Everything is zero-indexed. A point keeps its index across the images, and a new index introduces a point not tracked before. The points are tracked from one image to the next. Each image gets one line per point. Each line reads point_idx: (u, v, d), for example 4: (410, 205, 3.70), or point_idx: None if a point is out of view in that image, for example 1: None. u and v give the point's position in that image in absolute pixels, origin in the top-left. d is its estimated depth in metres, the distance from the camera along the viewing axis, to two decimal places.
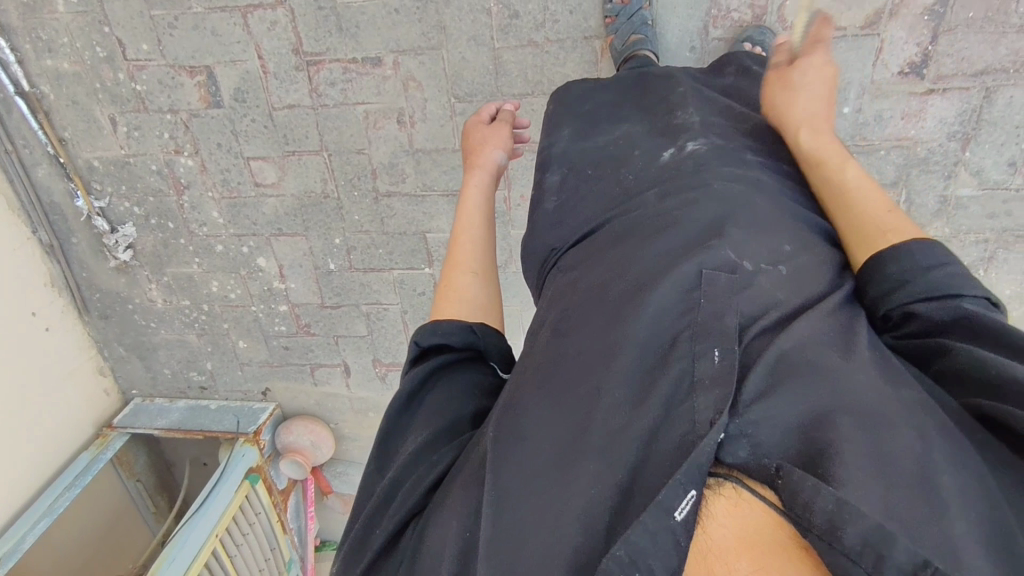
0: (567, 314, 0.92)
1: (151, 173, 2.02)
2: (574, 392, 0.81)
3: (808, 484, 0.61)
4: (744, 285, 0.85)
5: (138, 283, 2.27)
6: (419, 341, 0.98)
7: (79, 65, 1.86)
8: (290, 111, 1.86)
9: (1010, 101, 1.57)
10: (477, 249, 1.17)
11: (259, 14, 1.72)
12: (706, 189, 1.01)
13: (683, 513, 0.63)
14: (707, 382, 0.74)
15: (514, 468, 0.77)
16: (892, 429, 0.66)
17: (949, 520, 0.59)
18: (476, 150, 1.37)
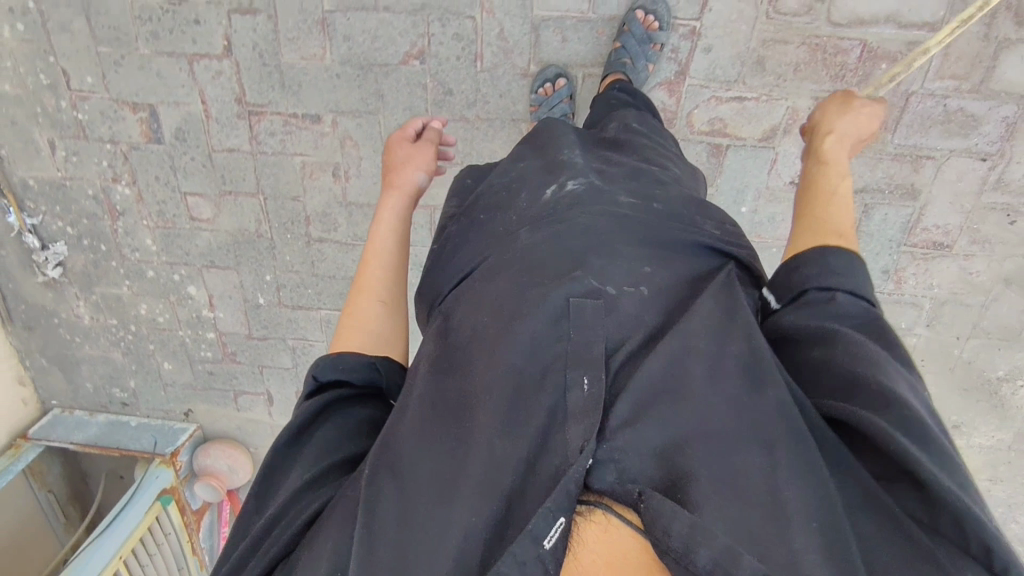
0: (454, 348, 0.96)
1: (86, 197, 2.06)
2: (457, 427, 0.86)
3: (668, 510, 0.71)
4: (613, 309, 0.91)
5: (65, 298, 2.28)
6: (317, 375, 0.99)
7: (21, 89, 1.89)
8: (229, 154, 1.92)
9: (884, 217, 1.76)
10: (386, 282, 1.17)
11: (205, 63, 1.79)
12: (574, 223, 1.01)
13: (551, 540, 0.71)
14: (576, 415, 0.82)
15: (401, 491, 0.81)
16: (744, 455, 0.76)
17: (788, 542, 0.69)
18: (397, 168, 1.38)
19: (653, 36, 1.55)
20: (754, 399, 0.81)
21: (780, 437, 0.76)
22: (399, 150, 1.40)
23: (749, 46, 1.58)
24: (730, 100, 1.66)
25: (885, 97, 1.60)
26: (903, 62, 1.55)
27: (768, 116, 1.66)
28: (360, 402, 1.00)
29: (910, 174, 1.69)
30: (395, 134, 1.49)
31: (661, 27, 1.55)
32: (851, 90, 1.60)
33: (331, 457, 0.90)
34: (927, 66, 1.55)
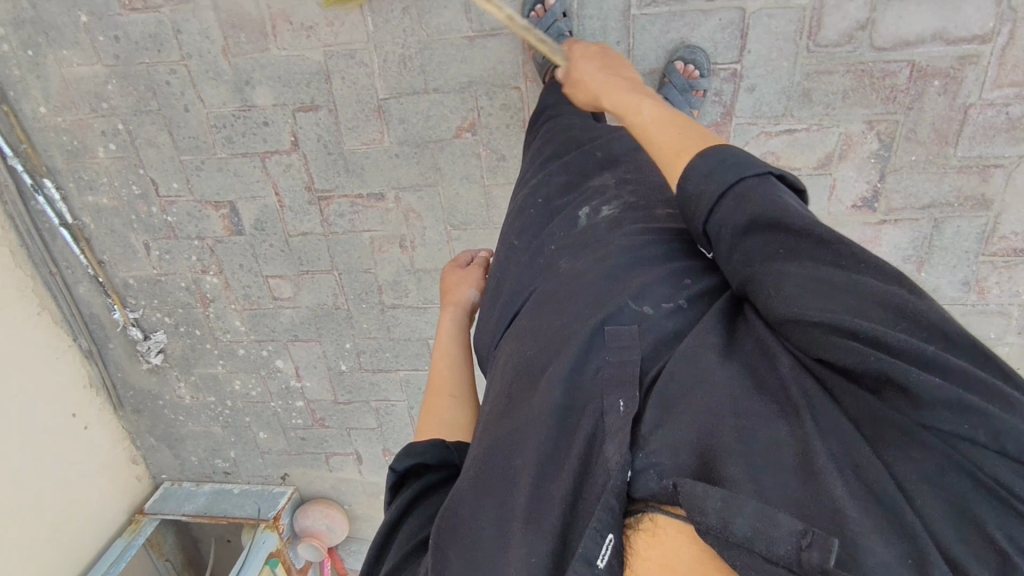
0: (497, 397, 0.90)
1: (180, 289, 2.23)
2: (505, 471, 0.79)
3: (699, 489, 0.63)
4: (649, 328, 0.83)
5: (168, 381, 2.47)
6: (394, 466, 0.93)
7: (117, 201, 2.08)
8: (303, 238, 2.06)
9: (957, 230, 1.71)
10: (455, 379, 1.15)
11: (276, 158, 1.92)
12: (612, 246, 0.98)
13: (604, 559, 0.63)
14: (612, 433, 0.73)
15: (462, 548, 0.75)
16: (766, 420, 0.66)
17: (826, 487, 0.59)
18: (450, 289, 1.36)
19: (695, 84, 1.56)
20: (767, 364, 0.72)
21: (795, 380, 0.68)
22: (450, 272, 1.38)
23: (794, 81, 1.59)
24: (780, 134, 1.66)
25: (943, 113, 1.57)
26: (958, 75, 1.52)
27: (821, 144, 1.66)
28: (442, 489, 0.92)
29: (979, 184, 1.64)
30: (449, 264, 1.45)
31: (702, 74, 1.56)
32: (903, 109, 1.58)
33: (418, 540, 0.84)
34: (985, 77, 1.52)
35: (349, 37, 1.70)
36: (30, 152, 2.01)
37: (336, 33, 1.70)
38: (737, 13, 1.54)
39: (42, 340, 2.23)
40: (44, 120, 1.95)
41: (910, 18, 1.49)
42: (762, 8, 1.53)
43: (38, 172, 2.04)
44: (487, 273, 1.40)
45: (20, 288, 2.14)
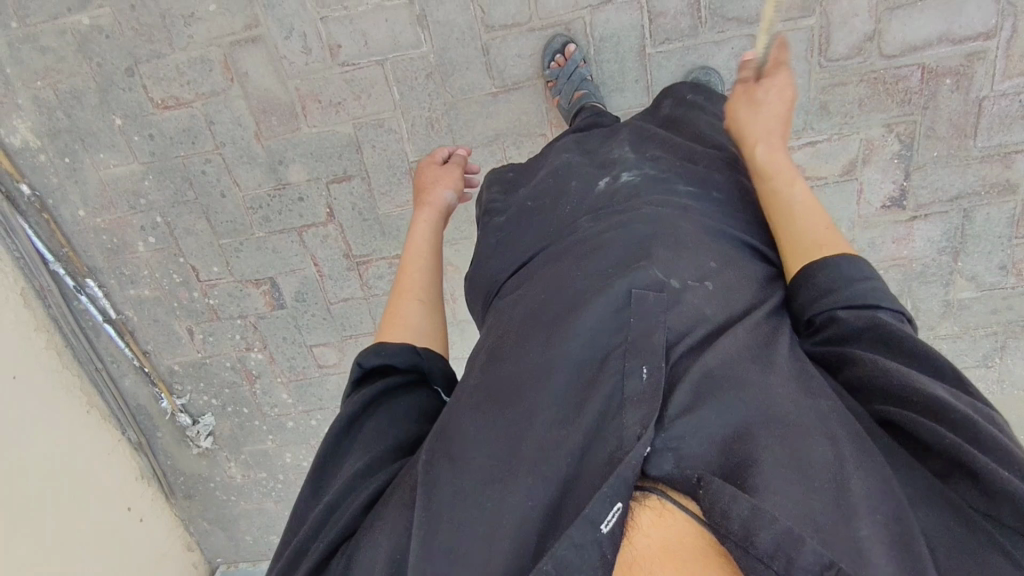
0: (501, 343, 0.94)
1: (226, 369, 2.25)
2: (513, 412, 0.83)
3: (727, 492, 0.66)
4: (676, 302, 0.88)
5: (219, 463, 2.47)
6: (362, 363, 0.99)
7: (159, 291, 2.12)
8: (344, 304, 2.08)
9: (988, 217, 1.75)
10: (424, 279, 1.19)
11: (313, 231, 1.96)
12: (636, 211, 1.04)
13: (609, 524, 0.66)
14: (633, 401, 0.77)
15: (452, 471, 0.79)
16: (807, 441, 0.71)
17: (853, 525, 0.63)
18: (427, 189, 1.41)
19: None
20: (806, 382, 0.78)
21: (833, 414, 0.76)
22: (427, 173, 1.43)
23: (810, 96, 1.65)
24: (803, 146, 1.72)
25: (958, 109, 1.63)
26: (967, 72, 1.59)
27: (844, 151, 1.71)
28: (406, 392, 0.99)
29: (1003, 171, 1.69)
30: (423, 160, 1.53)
31: (711, 92, 1.60)
32: (920, 109, 1.64)
33: (382, 444, 0.91)
34: (994, 70, 1.58)
35: (376, 108, 1.76)
36: (72, 256, 2.07)
37: (363, 106, 1.76)
38: (748, 39, 1.60)
39: (93, 437, 2.24)
40: (83, 222, 2.01)
41: (914, 25, 1.55)
42: None
43: (79, 273, 2.10)
44: (465, 173, 1.47)
45: (68, 388, 2.16)
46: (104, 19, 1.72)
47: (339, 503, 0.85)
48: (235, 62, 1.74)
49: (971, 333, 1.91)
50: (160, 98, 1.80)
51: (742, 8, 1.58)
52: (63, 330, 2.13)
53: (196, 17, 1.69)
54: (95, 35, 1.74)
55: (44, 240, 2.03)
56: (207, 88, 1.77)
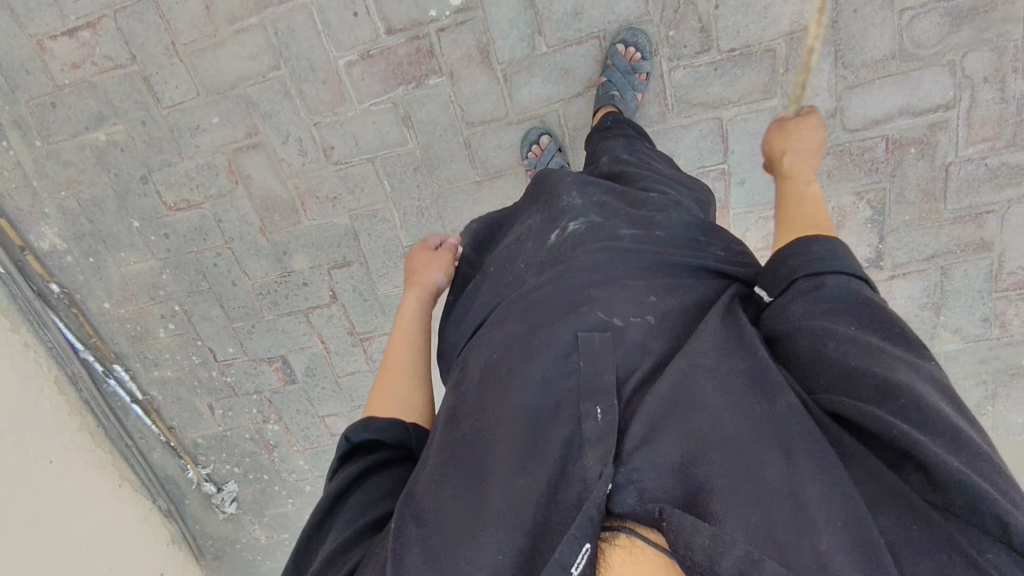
0: (464, 397, 0.95)
1: (246, 439, 2.38)
2: (475, 468, 0.83)
3: (688, 524, 0.66)
4: (621, 340, 0.90)
5: (243, 525, 2.58)
6: (349, 436, 0.99)
7: (180, 371, 2.26)
8: (351, 376, 2.19)
9: (965, 274, 1.79)
10: (411, 359, 1.19)
11: (318, 312, 2.08)
12: (575, 261, 1.04)
13: (579, 567, 0.67)
14: (591, 444, 0.78)
15: (422, 533, 0.79)
16: (757, 463, 0.72)
17: (815, 539, 0.66)
18: (418, 270, 1.39)
19: (638, 66, 1.57)
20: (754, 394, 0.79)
21: (789, 420, 0.76)
22: (419, 254, 1.41)
23: None
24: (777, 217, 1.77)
25: (926, 175, 1.68)
26: (931, 140, 1.64)
27: None
28: (386, 467, 0.98)
29: (976, 231, 1.73)
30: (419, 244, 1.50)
31: (644, 56, 1.57)
32: (887, 177, 1.69)
33: (363, 520, 0.89)
34: (956, 139, 1.63)
35: (370, 200, 1.88)
36: (100, 344, 2.23)
37: (358, 199, 1.88)
38: (715, 122, 1.67)
39: (126, 510, 2.37)
40: (109, 313, 2.16)
41: (875, 100, 1.61)
42: (737, 114, 1.66)
43: (107, 359, 2.26)
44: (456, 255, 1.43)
45: (101, 465, 2.29)
46: (118, 134, 1.86)
47: None
48: (239, 167, 1.87)
49: (960, 382, 1.94)
50: (172, 201, 1.94)
51: (707, 94, 1.64)
52: (94, 411, 2.28)
53: (202, 129, 1.82)
54: (111, 149, 1.88)
55: (74, 331, 2.19)
56: (215, 191, 1.91)
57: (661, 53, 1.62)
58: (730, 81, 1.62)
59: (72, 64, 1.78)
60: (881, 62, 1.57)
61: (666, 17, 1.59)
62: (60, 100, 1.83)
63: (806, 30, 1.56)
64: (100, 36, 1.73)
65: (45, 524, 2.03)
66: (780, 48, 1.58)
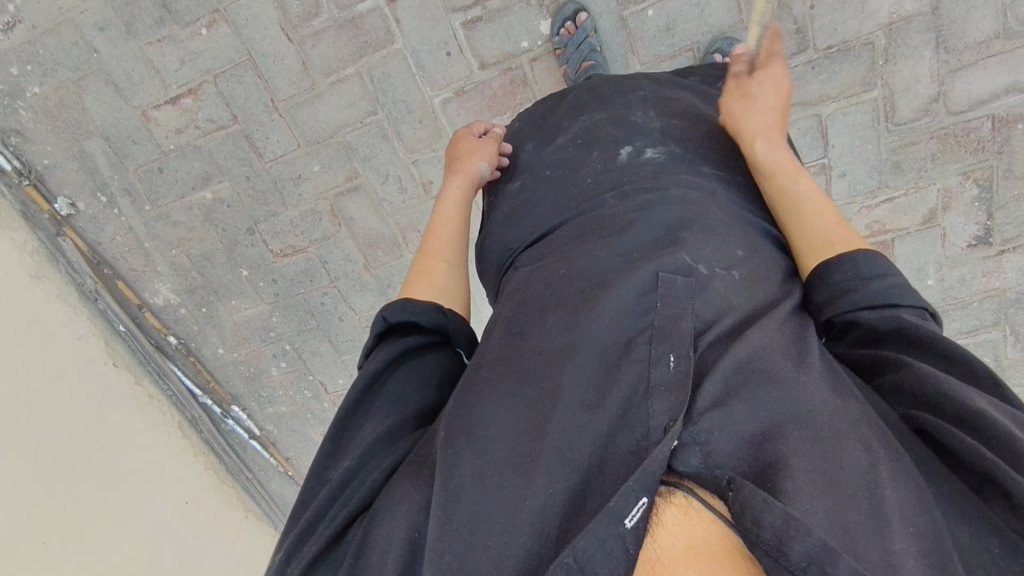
0: (523, 310, 0.91)
1: None
2: (536, 378, 0.81)
3: (759, 498, 0.61)
4: (704, 287, 0.84)
5: None
6: (387, 317, 0.96)
7: (293, 406, 2.35)
8: None
9: None
10: (452, 244, 1.14)
11: None
12: (663, 191, 0.99)
13: (633, 519, 0.62)
14: (661, 389, 0.72)
15: (473, 449, 0.77)
16: (834, 445, 0.66)
17: (889, 536, 0.59)
18: (463, 155, 1.25)
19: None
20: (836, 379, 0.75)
21: (863, 421, 0.70)
22: (465, 139, 1.27)
23: (882, 158, 1.70)
24: (880, 204, 1.77)
25: None
26: None
27: (922, 202, 1.75)
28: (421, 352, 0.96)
29: None
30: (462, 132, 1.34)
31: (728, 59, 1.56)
32: (995, 155, 1.67)
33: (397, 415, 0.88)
34: None
35: None
36: (217, 389, 2.34)
37: None
38: (814, 119, 1.67)
39: (251, 549, 2.42)
40: (223, 358, 2.26)
41: (980, 82, 1.59)
42: (836, 109, 1.66)
43: (224, 402, 2.37)
44: (501, 146, 1.28)
45: (228, 500, 2.38)
46: (224, 191, 1.93)
47: (356, 468, 0.83)
48: (341, 210, 1.93)
49: None
50: (279, 249, 2.02)
51: (805, 93, 1.65)
52: (217, 451, 2.37)
53: (304, 178, 1.88)
54: (218, 206, 1.95)
55: (192, 377, 2.29)
56: (319, 236, 1.97)
57: None
58: (828, 77, 1.62)
59: (176, 130, 1.83)
60: (985, 43, 1.55)
61: None
62: (166, 165, 1.89)
63: (905, 19, 1.55)
64: (202, 101, 1.79)
65: (173, 558, 2.08)
66: (879, 40, 1.57)
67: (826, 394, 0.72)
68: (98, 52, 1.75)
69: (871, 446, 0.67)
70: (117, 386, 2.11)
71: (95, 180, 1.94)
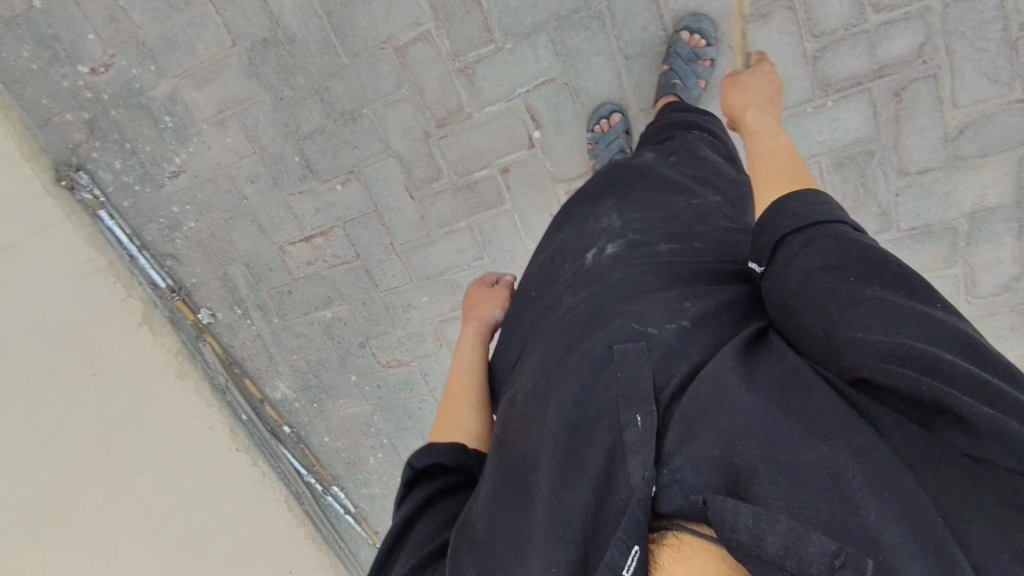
0: (515, 409, 0.98)
1: None
2: (529, 471, 0.87)
3: (732, 507, 0.65)
4: (655, 347, 0.88)
5: None
6: (412, 463, 1.01)
7: (386, 487, 2.59)
8: None
9: None
10: (474, 389, 1.20)
11: None
12: (607, 280, 1.04)
13: (631, 570, 0.66)
14: (632, 448, 0.78)
15: (481, 553, 0.82)
16: (796, 447, 0.68)
17: (860, 514, 0.61)
18: (477, 304, 1.43)
19: (703, 54, 1.54)
20: (796, 388, 0.75)
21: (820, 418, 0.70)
22: (477, 290, 1.45)
23: None
24: None
25: None
26: None
27: None
28: (452, 491, 1.00)
29: None
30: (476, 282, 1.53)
31: (709, 43, 1.55)
32: None
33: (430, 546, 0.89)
34: None
35: None
36: (321, 469, 2.61)
37: None
38: None
39: None
40: (328, 444, 2.54)
41: None
42: None
43: (326, 480, 2.63)
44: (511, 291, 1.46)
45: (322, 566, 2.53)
46: (343, 312, 2.17)
47: None
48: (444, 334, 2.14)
49: None
50: (385, 360, 2.25)
51: None
52: (314, 521, 2.57)
53: (414, 306, 2.10)
54: (337, 323, 2.20)
55: (300, 459, 2.57)
56: (422, 352, 2.19)
57: None
58: (910, 254, 1.73)
59: (307, 263, 2.09)
60: None
61: (845, 206, 1.69)
62: (296, 289, 2.16)
63: (989, 210, 1.63)
64: (332, 241, 2.03)
65: None
66: (961, 226, 1.66)
67: (761, 400, 0.75)
68: (248, 199, 2.01)
69: (829, 437, 0.68)
70: (235, 467, 2.31)
71: (234, 296, 2.22)
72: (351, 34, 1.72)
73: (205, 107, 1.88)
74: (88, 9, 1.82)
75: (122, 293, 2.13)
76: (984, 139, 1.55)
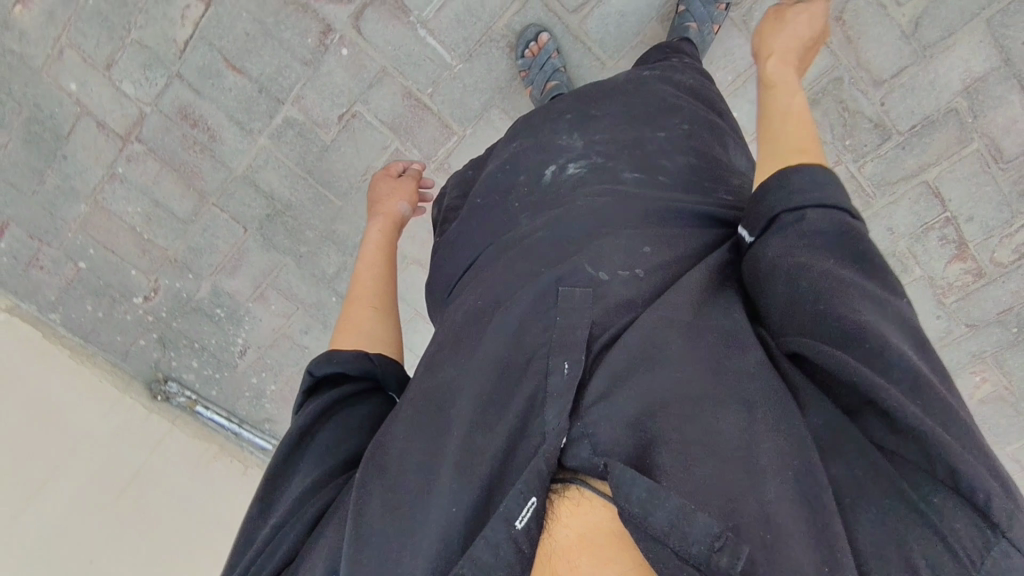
0: (441, 350, 0.96)
1: None
2: (447, 410, 0.84)
3: (629, 479, 0.66)
4: (602, 295, 0.87)
5: None
6: (312, 371, 1.00)
7: None
8: None
9: None
10: (374, 292, 1.20)
11: None
12: (569, 207, 1.03)
13: (523, 520, 0.67)
14: (554, 397, 0.77)
15: (385, 485, 0.80)
16: (713, 413, 0.72)
17: (761, 492, 0.66)
18: (380, 202, 1.46)
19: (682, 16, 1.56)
20: (739, 343, 0.79)
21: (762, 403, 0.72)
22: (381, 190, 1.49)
23: (1006, 196, 1.71)
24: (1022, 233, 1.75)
25: None
26: None
27: None
28: (356, 398, 1.00)
29: None
30: (378, 176, 1.58)
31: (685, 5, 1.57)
32: None
33: (325, 464, 0.91)
34: None
35: None
36: None
37: None
38: (923, 186, 1.73)
39: None
40: None
41: None
42: (941, 171, 1.71)
43: None
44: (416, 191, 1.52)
45: None
46: None
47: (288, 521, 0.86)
48: None
49: None
50: None
51: (903, 169, 1.72)
52: None
53: None
54: None
55: None
56: None
57: (844, 160, 1.72)
58: (923, 148, 1.69)
59: None
60: None
61: (837, 133, 1.70)
62: None
63: (979, 79, 1.59)
64: None
65: None
66: (961, 104, 1.62)
67: (698, 363, 0.77)
68: (308, 347, 2.18)
69: (749, 404, 0.72)
70: None
71: None
72: (335, 178, 1.89)
73: (243, 289, 2.08)
74: (122, 252, 2.06)
75: (240, 468, 2.31)
76: (942, 19, 1.55)
